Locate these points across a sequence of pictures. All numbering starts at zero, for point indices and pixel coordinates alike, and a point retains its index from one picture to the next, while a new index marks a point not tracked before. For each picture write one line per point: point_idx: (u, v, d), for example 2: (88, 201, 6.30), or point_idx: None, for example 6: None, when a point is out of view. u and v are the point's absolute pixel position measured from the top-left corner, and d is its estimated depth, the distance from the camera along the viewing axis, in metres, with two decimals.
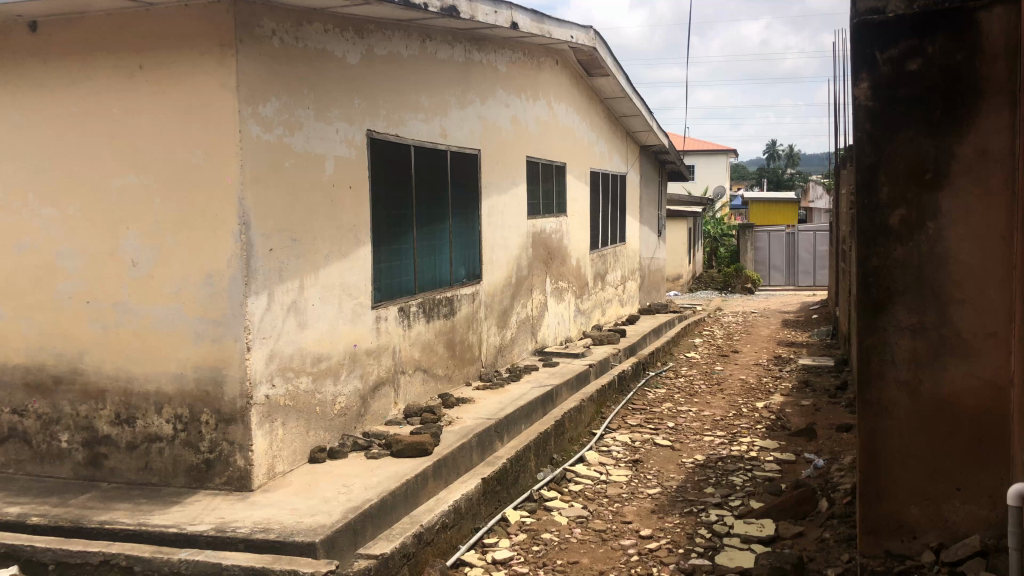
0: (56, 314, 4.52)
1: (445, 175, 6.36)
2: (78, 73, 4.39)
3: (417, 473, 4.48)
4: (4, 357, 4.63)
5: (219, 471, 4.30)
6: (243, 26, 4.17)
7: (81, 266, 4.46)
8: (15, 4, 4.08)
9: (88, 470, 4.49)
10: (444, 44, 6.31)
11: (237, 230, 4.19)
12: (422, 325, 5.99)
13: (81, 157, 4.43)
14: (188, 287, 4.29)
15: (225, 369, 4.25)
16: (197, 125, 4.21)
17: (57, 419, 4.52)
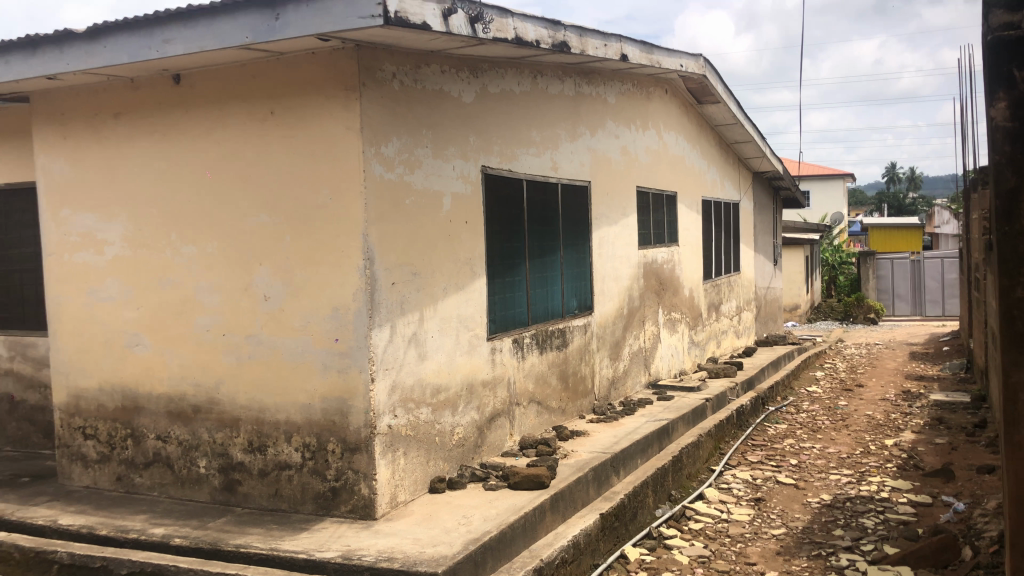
0: (195, 346, 4.79)
1: (557, 208, 6.41)
2: (216, 121, 4.68)
3: (535, 506, 4.49)
4: (148, 388, 4.92)
5: (345, 499, 4.43)
6: (367, 70, 4.35)
7: (218, 301, 4.72)
8: (161, 58, 4.39)
9: (224, 495, 4.72)
10: (555, 78, 6.40)
11: (362, 264, 4.34)
12: (536, 357, 6.02)
13: (218, 199, 4.70)
14: (316, 320, 4.47)
15: (350, 400, 4.39)
16: (324, 166, 4.41)
17: (196, 445, 4.78)
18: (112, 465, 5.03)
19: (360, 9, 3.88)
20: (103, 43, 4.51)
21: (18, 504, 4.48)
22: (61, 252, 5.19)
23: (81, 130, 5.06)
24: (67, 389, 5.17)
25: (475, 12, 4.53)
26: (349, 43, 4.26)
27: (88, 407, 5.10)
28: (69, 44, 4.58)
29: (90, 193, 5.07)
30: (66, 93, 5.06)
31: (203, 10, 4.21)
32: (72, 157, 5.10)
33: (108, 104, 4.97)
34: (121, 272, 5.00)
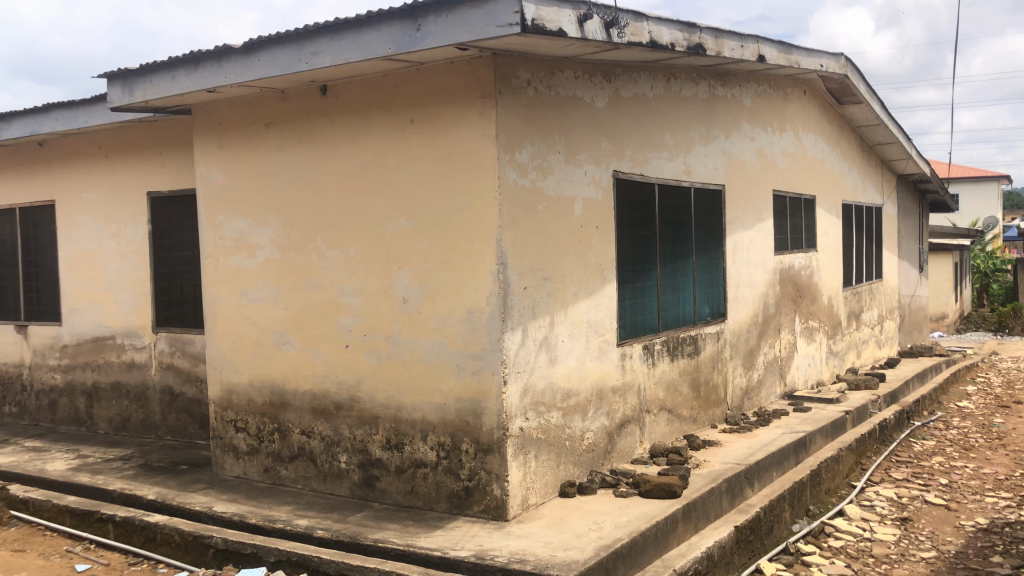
0: (338, 345, 5.00)
1: (689, 213, 6.31)
2: (359, 130, 4.88)
3: (667, 515, 4.42)
4: (294, 384, 5.17)
5: (478, 499, 4.51)
6: (503, 78, 4.41)
7: (360, 302, 4.91)
8: (310, 71, 4.62)
9: (363, 490, 4.90)
10: (689, 81, 6.29)
11: (496, 268, 4.40)
12: (666, 363, 5.93)
13: (360, 204, 4.89)
14: (452, 322, 4.57)
15: (484, 402, 4.46)
16: (460, 172, 4.51)
17: (337, 441, 4.99)
18: (260, 457, 5.31)
19: (499, 18, 3.94)
20: (258, 57, 4.79)
21: (178, 490, 4.79)
22: (217, 255, 5.54)
23: (236, 140, 5.39)
24: (221, 384, 5.51)
25: (610, 17, 4.52)
26: (486, 52, 4.34)
27: (239, 401, 5.41)
28: (228, 59, 4.88)
29: (243, 199, 5.38)
30: (224, 105, 5.40)
31: (349, 24, 4.41)
32: (228, 166, 5.43)
33: (261, 116, 5.27)
34: (270, 274, 5.28)
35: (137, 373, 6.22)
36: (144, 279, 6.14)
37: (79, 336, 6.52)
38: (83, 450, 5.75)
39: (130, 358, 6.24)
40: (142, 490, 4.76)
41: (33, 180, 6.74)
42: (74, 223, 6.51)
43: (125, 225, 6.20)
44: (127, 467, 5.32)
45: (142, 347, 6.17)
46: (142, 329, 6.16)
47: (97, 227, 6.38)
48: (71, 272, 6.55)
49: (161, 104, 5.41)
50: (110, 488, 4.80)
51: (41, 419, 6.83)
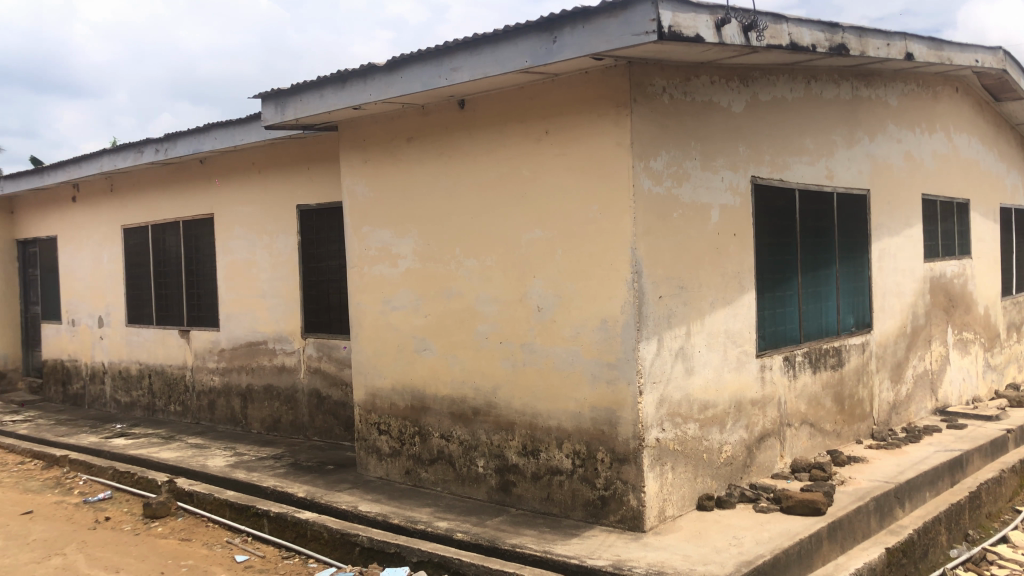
0: (476, 352, 5.11)
1: (832, 219, 6.07)
2: (496, 142, 4.98)
3: (812, 533, 4.26)
4: (434, 389, 5.32)
5: (614, 508, 4.49)
6: (638, 86, 4.39)
7: (497, 310, 5.01)
8: (449, 86, 4.76)
9: (500, 495, 4.99)
10: (830, 83, 6.07)
11: (630, 277, 4.38)
12: (808, 376, 5.73)
13: (496, 214, 4.99)
14: (587, 331, 4.58)
15: (619, 412, 4.44)
16: (595, 182, 4.52)
17: (475, 446, 5.10)
18: (402, 460, 5.50)
19: (635, 27, 3.93)
20: (400, 75, 4.98)
21: (326, 489, 5.02)
22: (362, 264, 5.78)
23: (379, 155, 5.61)
24: (365, 387, 5.74)
25: (749, 20, 4.41)
26: (621, 61, 4.33)
27: (383, 404, 5.62)
28: (372, 77, 5.10)
29: (386, 211, 5.60)
30: (367, 122, 5.64)
31: (487, 39, 4.52)
32: (372, 180, 5.67)
33: (402, 131, 5.47)
34: (412, 283, 5.46)
35: (287, 376, 6.57)
36: (293, 287, 6.48)
37: (235, 341, 6.96)
38: (240, 448, 6.13)
39: (281, 362, 6.60)
40: (293, 487, 5.01)
41: (195, 196, 7.25)
42: (231, 234, 6.96)
43: (277, 236, 6.57)
44: (279, 466, 5.62)
45: (292, 351, 6.52)
46: (292, 335, 6.50)
47: (251, 238, 6.79)
48: (228, 281, 7.01)
49: (310, 122, 5.70)
50: (264, 484, 5.08)
51: (202, 418, 7.34)
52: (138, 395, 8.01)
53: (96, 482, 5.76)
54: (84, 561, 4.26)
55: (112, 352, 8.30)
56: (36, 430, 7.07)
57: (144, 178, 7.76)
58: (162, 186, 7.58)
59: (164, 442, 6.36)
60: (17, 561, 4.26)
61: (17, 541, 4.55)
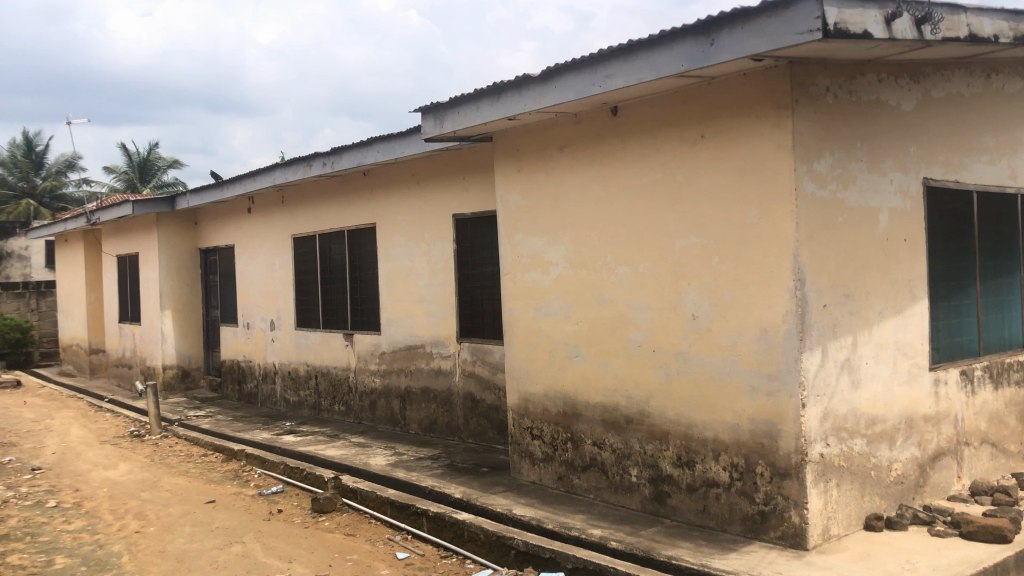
0: (628, 360, 5.08)
1: (1015, 223, 5.62)
2: (650, 148, 4.93)
3: (997, 562, 3.95)
4: (586, 396, 5.33)
5: (774, 524, 4.32)
6: (800, 87, 4.22)
7: (650, 318, 4.95)
8: (604, 93, 4.76)
9: (653, 505, 4.93)
10: (1013, 75, 5.62)
11: (792, 285, 4.22)
12: (989, 392, 5.32)
13: (650, 221, 4.94)
14: (745, 341, 4.45)
15: (780, 425, 4.28)
16: (754, 187, 4.39)
17: (628, 454, 5.06)
18: (555, 465, 5.54)
19: (798, 25, 3.78)
20: (555, 84, 5.02)
21: (481, 491, 5.12)
22: (515, 271, 5.87)
23: (532, 163, 5.69)
24: (518, 392, 5.82)
25: (923, 13, 4.15)
26: (782, 61, 4.18)
27: (536, 409, 5.68)
28: (527, 88, 5.18)
29: (539, 219, 5.66)
30: (520, 131, 5.73)
31: (642, 45, 4.49)
32: (525, 189, 5.75)
33: (555, 140, 5.52)
34: (564, 290, 5.49)
35: (443, 379, 6.76)
36: (450, 293, 6.68)
37: (395, 344, 7.24)
38: (399, 448, 6.36)
39: (437, 365, 6.80)
40: (450, 488, 5.13)
41: (358, 206, 7.61)
42: (391, 242, 7.26)
43: (434, 243, 6.79)
44: (436, 466, 5.79)
45: (449, 355, 6.70)
46: (448, 339, 6.69)
47: (410, 246, 7.05)
48: (389, 287, 7.30)
49: (466, 133, 5.86)
50: (423, 484, 5.24)
51: (363, 418, 7.68)
52: (305, 395, 8.49)
53: (269, 476, 6.15)
54: (261, 549, 4.54)
55: (282, 354, 8.84)
56: (216, 424, 7.63)
57: (312, 190, 8.23)
58: (327, 197, 8.01)
59: (329, 440, 6.70)
60: (202, 546, 4.59)
61: (202, 527, 4.92)
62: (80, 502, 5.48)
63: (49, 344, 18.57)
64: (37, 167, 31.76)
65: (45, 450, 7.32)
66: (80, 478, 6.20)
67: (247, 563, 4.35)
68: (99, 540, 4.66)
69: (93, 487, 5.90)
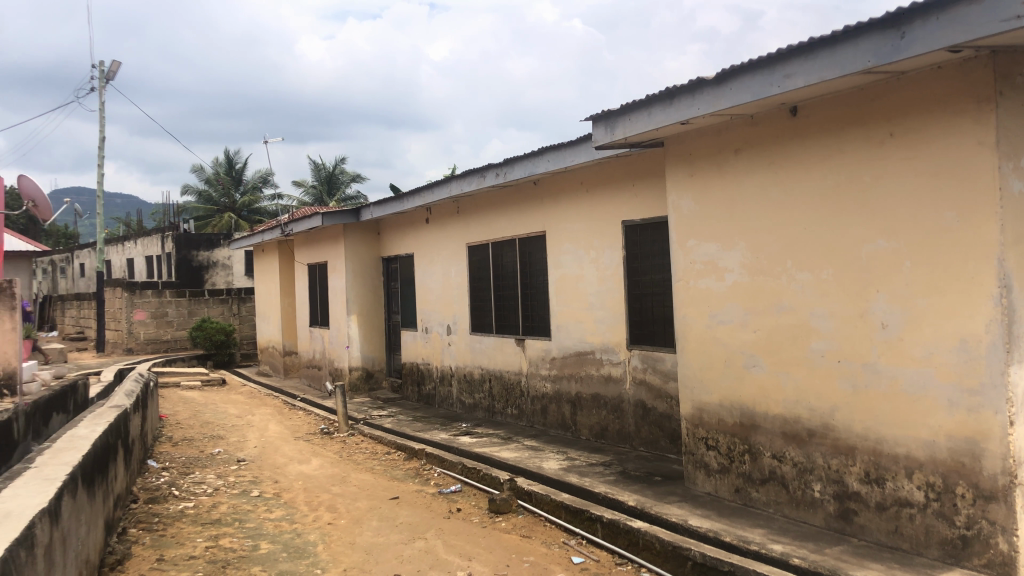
0: (811, 370, 4.87)
1: None
2: (832, 148, 4.71)
3: None
4: (765, 407, 5.16)
5: (978, 551, 3.99)
6: (1005, 77, 3.89)
7: (835, 327, 4.73)
8: (783, 94, 4.60)
9: (839, 523, 4.69)
10: None
11: (997, 293, 3.89)
12: None
13: (833, 225, 4.72)
14: (942, 352, 4.15)
15: (984, 443, 3.95)
16: (952, 188, 4.10)
17: (810, 468, 4.86)
18: (731, 477, 5.40)
19: (1002, 11, 3.49)
20: (730, 86, 4.91)
21: (655, 500, 5.06)
22: (688, 278, 5.78)
23: (706, 167, 5.58)
24: (692, 401, 5.72)
25: None
26: (983, 51, 3.87)
27: (711, 419, 5.56)
28: (700, 92, 5.09)
29: (713, 224, 5.55)
30: (693, 136, 5.64)
31: (824, 42, 4.31)
32: (698, 194, 5.65)
33: (730, 142, 5.39)
34: (740, 297, 5.35)
35: (614, 386, 6.75)
36: (619, 299, 6.67)
37: (565, 350, 7.32)
38: (571, 453, 6.42)
39: (608, 372, 6.81)
40: (624, 495, 5.11)
41: (529, 215, 7.77)
42: (561, 249, 7.35)
43: (603, 250, 6.81)
44: (608, 473, 5.80)
45: (619, 362, 6.70)
46: (618, 346, 6.69)
47: (580, 253, 7.10)
48: (559, 294, 7.40)
49: (638, 139, 5.84)
50: (596, 490, 5.25)
51: (536, 422, 7.80)
52: (480, 397, 8.74)
53: (447, 475, 6.39)
54: (443, 546, 4.72)
55: (458, 358, 9.15)
56: (398, 424, 8.01)
57: (485, 200, 8.48)
58: (500, 206, 8.22)
59: (504, 443, 6.86)
60: (388, 540, 4.83)
61: (387, 522, 5.17)
62: (280, 493, 5.92)
63: (251, 345, 20.19)
64: (236, 183, 34.58)
65: (248, 443, 7.97)
66: (279, 470, 6.70)
67: (430, 558, 4.53)
68: (297, 529, 5.00)
69: (290, 479, 6.36)
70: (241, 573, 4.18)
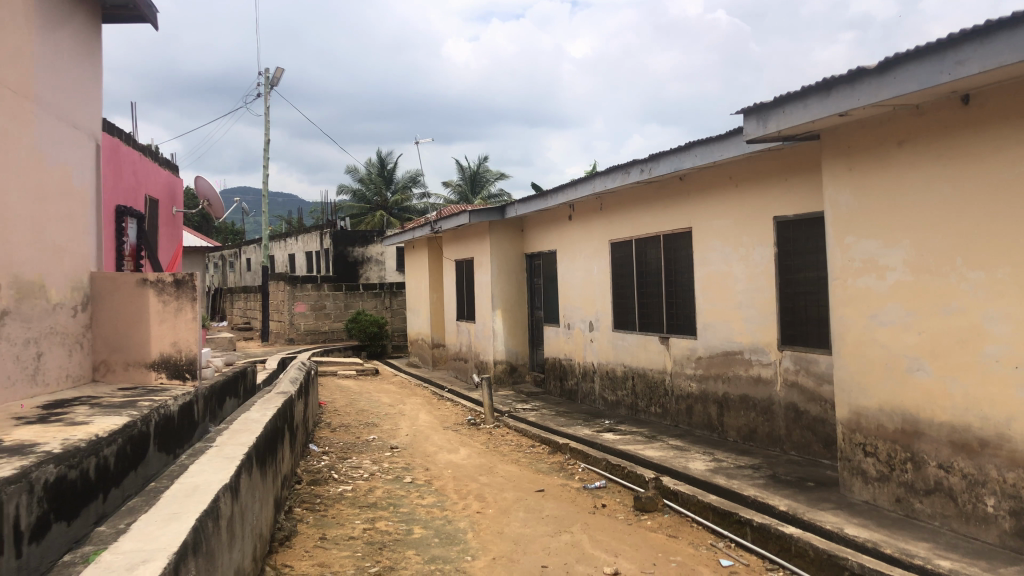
0: (983, 377, 4.55)
1: None
2: (1011, 138, 4.39)
3: None
4: (930, 414, 4.87)
5: None
6: None
7: (1012, 330, 4.40)
8: (954, 81, 4.32)
9: (1017, 542, 4.37)
10: None
11: None
12: None
13: (1012, 221, 4.39)
14: None
15: None
16: None
17: (982, 481, 4.54)
18: (892, 486, 5.13)
19: None
20: (893, 75, 4.65)
21: (808, 506, 4.88)
22: (846, 277, 5.53)
23: (865, 160, 5.31)
24: (849, 406, 5.46)
25: None
26: None
27: (870, 425, 5.29)
28: (860, 81, 4.86)
29: (874, 220, 5.28)
30: (853, 127, 5.39)
31: (1003, 25, 4.01)
32: (857, 188, 5.39)
33: (893, 133, 5.11)
34: (903, 297, 5.07)
35: (764, 388, 6.56)
36: (770, 298, 6.47)
37: (712, 349, 7.17)
38: (718, 454, 6.30)
39: (757, 373, 6.62)
40: (774, 500, 4.95)
41: (675, 211, 7.66)
42: (708, 247, 7.21)
43: (754, 248, 6.63)
44: (758, 476, 5.64)
45: (769, 363, 6.49)
46: (769, 347, 6.49)
47: (729, 251, 6.94)
48: (705, 291, 7.26)
49: (792, 132, 5.64)
50: (745, 493, 5.12)
51: (680, 422, 7.68)
52: (623, 395, 8.70)
53: (592, 471, 6.41)
54: (588, 541, 4.75)
55: (601, 354, 9.14)
56: (542, 418, 8.11)
57: (630, 196, 8.42)
58: (645, 203, 8.15)
59: (648, 441, 6.81)
60: (535, 532, 4.91)
61: (534, 514, 5.25)
62: (430, 480, 6.13)
63: (401, 338, 20.94)
64: (387, 182, 35.93)
65: (401, 431, 8.30)
66: (430, 459, 6.94)
67: (577, 552, 4.57)
68: (448, 516, 5.17)
69: (440, 468, 6.58)
70: (396, 555, 4.37)
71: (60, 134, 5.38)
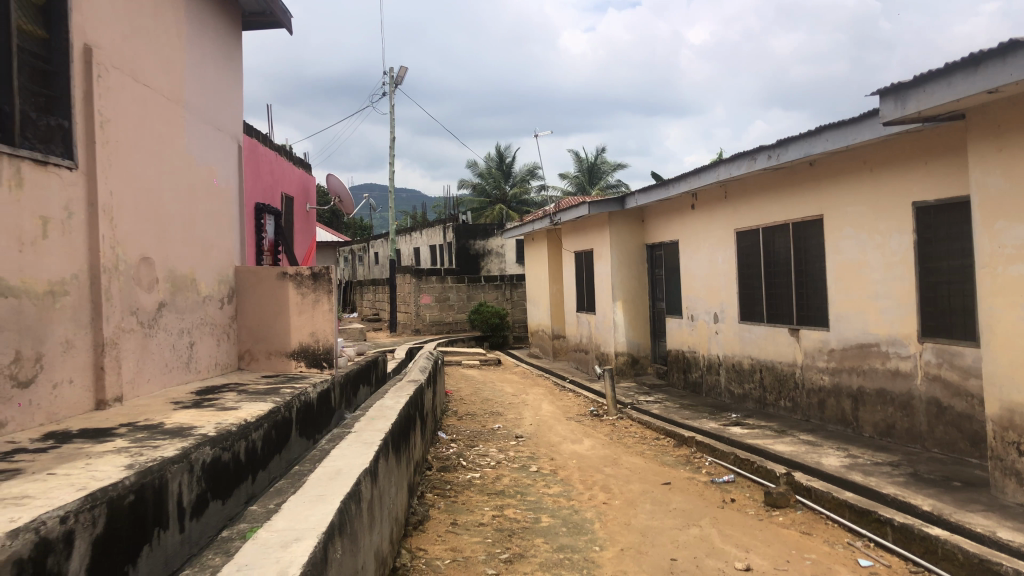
0: None
1: None
2: None
3: None
4: None
5: None
6: None
7: None
8: None
9: None
10: None
11: None
12: None
13: None
14: None
15: None
16: None
17: None
18: None
19: None
20: None
21: (955, 506, 4.62)
22: (995, 265, 5.17)
23: (1018, 140, 4.96)
24: (1000, 402, 5.12)
25: None
26: None
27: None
28: (1013, 55, 4.52)
29: None
30: (1004, 104, 5.04)
31: None
32: (1008, 170, 5.04)
33: None
34: None
35: (903, 381, 6.25)
36: (910, 288, 6.16)
37: (846, 342, 6.89)
38: (853, 450, 6.05)
39: (896, 366, 6.32)
40: (917, 499, 4.71)
41: (805, 198, 7.39)
42: (841, 235, 6.92)
43: (891, 235, 6.32)
44: (898, 473, 5.38)
45: (909, 356, 6.18)
46: (908, 339, 6.18)
47: (863, 238, 6.65)
48: (838, 281, 6.98)
49: (934, 112, 5.33)
50: (885, 491, 4.89)
51: (812, 416, 7.43)
52: (750, 388, 8.49)
53: (719, 465, 6.30)
54: (718, 535, 4.67)
55: (727, 347, 8.94)
56: (666, 410, 8.03)
57: (756, 184, 8.19)
58: (772, 190, 7.91)
59: (778, 435, 6.62)
60: (663, 524, 4.87)
61: (661, 506, 5.21)
62: (556, 470, 6.18)
63: (521, 329, 21.16)
64: (506, 176, 36.31)
65: (525, 421, 8.41)
66: (554, 449, 6.99)
67: (707, 546, 4.50)
68: (574, 506, 5.20)
69: (565, 458, 6.62)
70: (526, 542, 4.43)
71: (207, 137, 5.72)
